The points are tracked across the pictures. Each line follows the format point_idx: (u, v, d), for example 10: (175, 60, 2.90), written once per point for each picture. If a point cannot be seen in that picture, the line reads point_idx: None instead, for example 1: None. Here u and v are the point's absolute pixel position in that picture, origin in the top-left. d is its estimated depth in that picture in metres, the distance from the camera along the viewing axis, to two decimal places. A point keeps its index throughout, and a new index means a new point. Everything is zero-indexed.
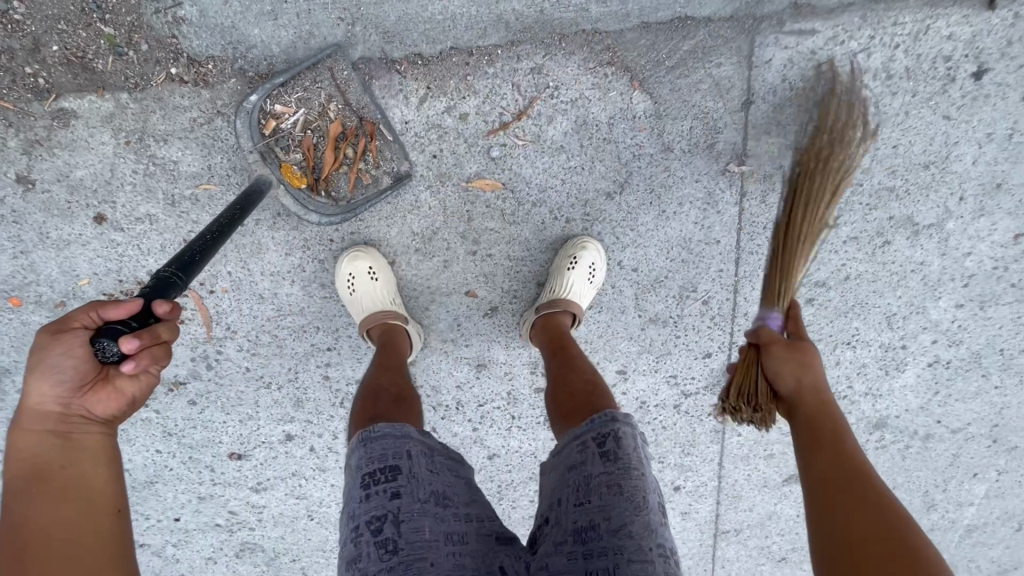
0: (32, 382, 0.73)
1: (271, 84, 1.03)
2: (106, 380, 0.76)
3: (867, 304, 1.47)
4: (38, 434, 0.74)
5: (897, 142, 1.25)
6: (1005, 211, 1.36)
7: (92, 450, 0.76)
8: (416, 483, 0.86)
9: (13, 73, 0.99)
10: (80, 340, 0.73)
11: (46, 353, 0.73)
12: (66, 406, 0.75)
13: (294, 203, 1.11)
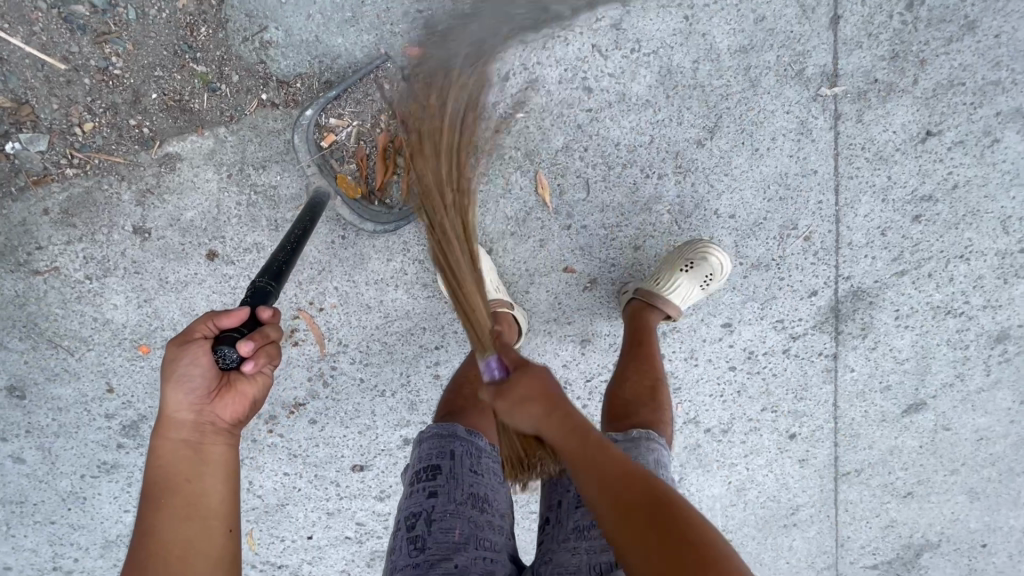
0: (170, 392, 0.76)
1: (325, 98, 1.05)
2: (230, 386, 0.78)
3: (979, 211, 1.39)
4: (177, 440, 0.77)
5: (999, 31, 1.18)
6: None
7: (219, 463, 0.78)
8: (455, 484, 0.85)
9: (119, 128, 1.03)
10: (206, 350, 0.75)
11: (178, 363, 0.75)
12: (198, 414, 0.77)
13: (350, 214, 1.12)
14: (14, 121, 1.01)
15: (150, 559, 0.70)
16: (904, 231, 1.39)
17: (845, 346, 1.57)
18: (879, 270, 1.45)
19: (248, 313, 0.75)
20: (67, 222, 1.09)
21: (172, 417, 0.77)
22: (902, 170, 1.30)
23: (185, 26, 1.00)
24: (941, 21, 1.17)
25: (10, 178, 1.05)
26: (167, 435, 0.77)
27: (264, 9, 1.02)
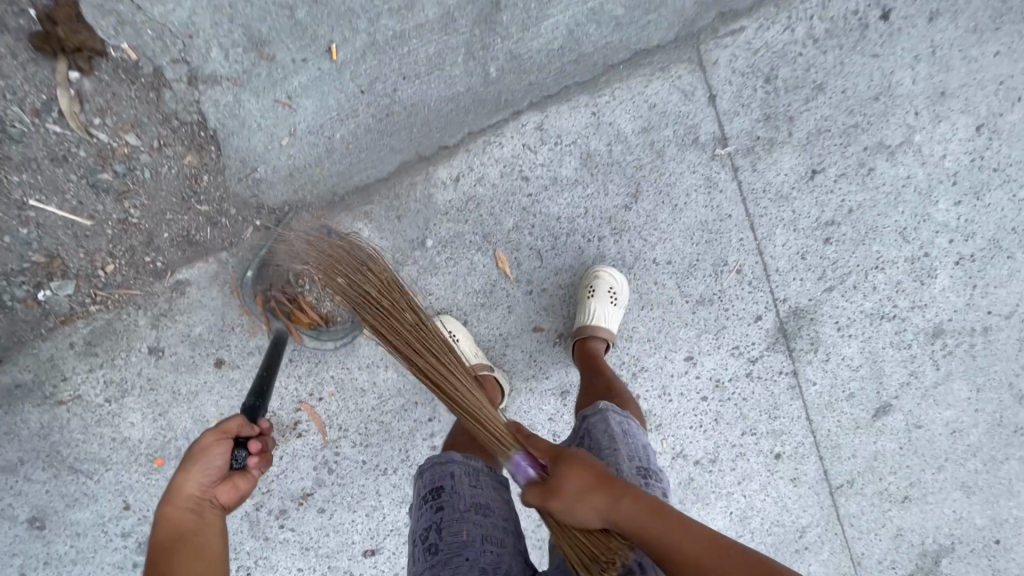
0: (188, 471, 0.85)
1: (246, 277, 1.24)
2: (236, 479, 0.89)
3: (878, 227, 1.63)
4: (177, 515, 0.83)
5: (843, 88, 1.45)
6: (958, 112, 1.55)
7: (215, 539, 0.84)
8: (458, 498, 0.95)
9: (137, 265, 1.22)
10: (223, 437, 0.88)
11: (203, 444, 0.86)
12: (205, 490, 0.85)
13: (312, 341, 1.34)
14: (48, 272, 1.18)
15: None
16: (820, 253, 1.61)
17: (801, 362, 1.73)
18: (810, 290, 1.65)
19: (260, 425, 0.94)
20: (91, 352, 1.24)
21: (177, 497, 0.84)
22: (802, 204, 1.54)
23: (190, 176, 1.19)
24: (810, 83, 1.42)
25: (41, 321, 1.21)
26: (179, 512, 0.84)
27: (254, 154, 1.22)
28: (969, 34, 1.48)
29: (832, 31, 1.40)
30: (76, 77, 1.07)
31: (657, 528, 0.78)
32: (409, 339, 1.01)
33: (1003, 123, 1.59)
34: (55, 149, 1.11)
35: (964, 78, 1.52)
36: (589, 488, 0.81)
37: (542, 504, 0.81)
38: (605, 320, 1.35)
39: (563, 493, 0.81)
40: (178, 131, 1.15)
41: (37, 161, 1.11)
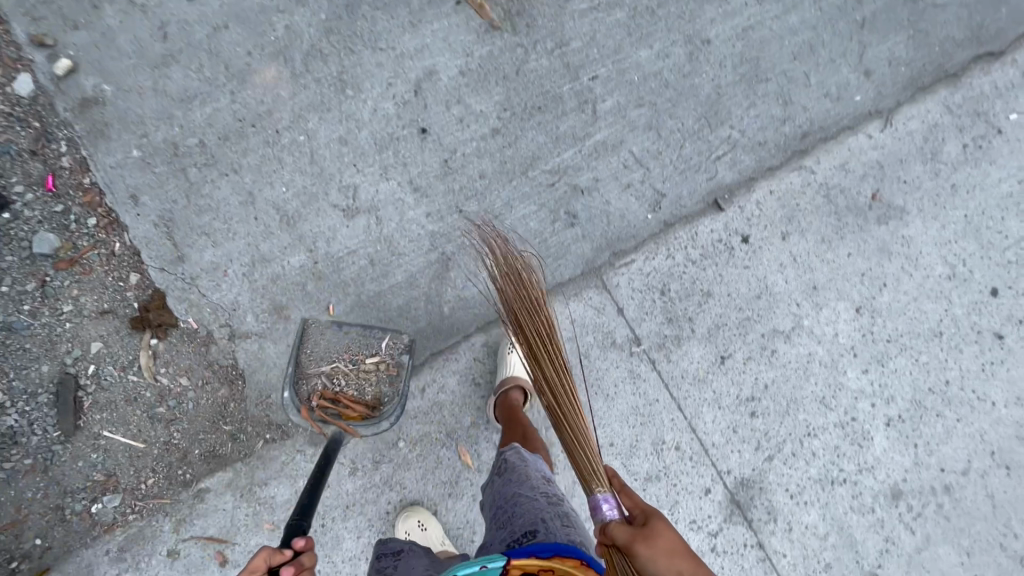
0: None
1: (290, 400, 1.53)
2: None
3: (798, 398, 1.87)
4: None
5: (729, 291, 1.84)
6: (834, 299, 1.91)
7: None
8: (411, 555, 1.27)
9: (171, 477, 1.54)
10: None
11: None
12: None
13: (370, 430, 1.55)
14: (103, 488, 1.51)
15: None
16: (751, 425, 1.84)
17: (764, 532, 1.82)
18: (751, 460, 1.83)
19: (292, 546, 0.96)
20: (122, 556, 1.50)
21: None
22: (720, 384, 1.83)
23: (222, 403, 1.57)
24: (700, 291, 1.83)
25: (89, 530, 1.50)
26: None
27: (270, 385, 1.58)
28: (821, 244, 1.91)
29: (707, 253, 1.83)
30: (155, 342, 1.55)
31: (693, 571, 0.98)
32: (564, 373, 1.32)
33: (879, 304, 1.94)
34: (130, 393, 1.54)
35: (829, 274, 1.92)
36: (674, 554, 0.98)
37: (628, 542, 1.00)
38: (518, 368, 1.62)
39: (650, 544, 0.99)
40: (217, 372, 1.57)
41: (116, 401, 1.53)
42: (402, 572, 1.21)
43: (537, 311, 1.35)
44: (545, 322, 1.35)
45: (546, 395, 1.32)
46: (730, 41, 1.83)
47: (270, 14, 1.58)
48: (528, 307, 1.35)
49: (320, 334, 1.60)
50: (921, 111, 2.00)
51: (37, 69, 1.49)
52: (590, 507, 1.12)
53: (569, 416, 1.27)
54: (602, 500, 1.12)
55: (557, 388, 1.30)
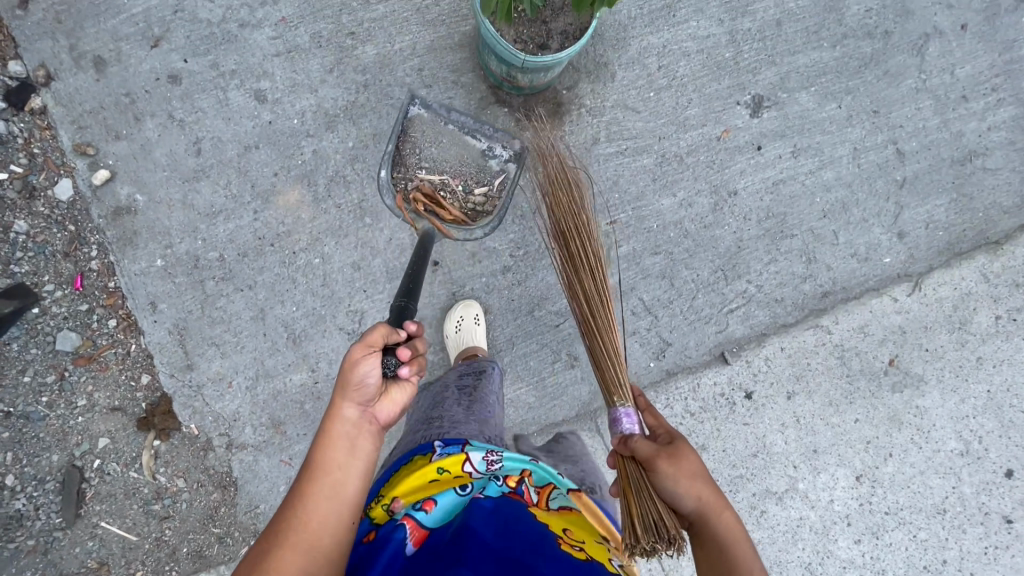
0: (347, 396, 1.06)
1: (383, 178, 1.64)
2: (389, 392, 1.11)
3: (782, 562, 1.84)
4: (339, 433, 1.05)
5: (724, 447, 1.82)
6: (834, 464, 1.87)
7: (361, 466, 1.05)
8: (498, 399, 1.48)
9: (158, 571, 1.63)
10: (373, 355, 1.05)
11: (355, 372, 1.04)
12: (368, 408, 1.08)
13: (465, 234, 1.68)
14: (95, 575, 1.60)
15: (301, 537, 0.96)
16: None
17: None
18: None
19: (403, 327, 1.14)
20: None
21: (339, 416, 1.06)
22: None
23: (212, 506, 1.64)
24: (694, 444, 1.80)
25: None
26: (320, 444, 1.04)
27: (259, 494, 1.64)
28: (827, 406, 1.87)
29: (706, 406, 1.81)
30: (157, 442, 1.63)
31: (710, 514, 1.08)
32: (599, 285, 1.42)
33: (881, 473, 1.89)
34: (130, 487, 1.62)
35: (832, 438, 1.87)
36: (695, 478, 1.09)
37: (651, 458, 1.12)
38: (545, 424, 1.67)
39: (672, 463, 1.10)
40: (212, 476, 1.64)
41: (115, 494, 1.61)
42: (483, 395, 1.44)
43: (586, 239, 1.45)
44: (591, 256, 1.43)
45: (580, 303, 1.44)
46: (757, 194, 1.79)
47: (299, 139, 1.62)
48: (576, 224, 1.45)
49: (433, 126, 1.65)
50: (955, 277, 1.91)
51: (78, 176, 1.57)
52: (610, 420, 1.28)
53: (599, 322, 1.39)
54: (624, 415, 1.27)
55: (590, 300, 1.41)
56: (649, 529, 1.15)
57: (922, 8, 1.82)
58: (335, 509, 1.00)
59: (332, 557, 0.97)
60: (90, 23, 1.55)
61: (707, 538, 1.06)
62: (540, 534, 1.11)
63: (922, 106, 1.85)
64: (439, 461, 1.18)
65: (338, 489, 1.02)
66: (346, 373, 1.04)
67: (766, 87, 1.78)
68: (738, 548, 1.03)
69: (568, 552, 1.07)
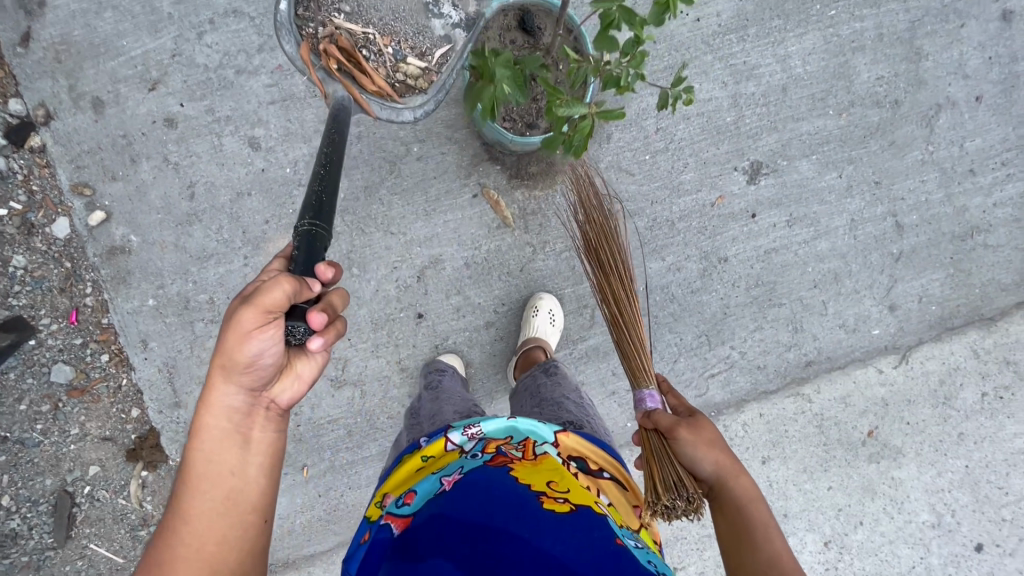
0: (229, 374, 0.92)
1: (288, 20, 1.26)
2: (289, 367, 0.97)
3: None
4: (224, 418, 0.94)
5: None
6: (803, 529, 1.89)
7: (260, 450, 0.96)
8: (452, 380, 1.54)
9: None
10: (257, 327, 0.88)
11: (239, 355, 0.89)
12: (262, 392, 0.95)
13: (387, 113, 1.40)
14: None
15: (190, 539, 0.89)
16: None
17: None
18: None
19: (313, 279, 0.95)
20: None
21: (218, 413, 0.94)
22: None
23: None
24: None
25: None
26: (202, 435, 0.93)
27: None
28: (801, 473, 1.88)
29: None
30: (145, 472, 1.69)
31: (728, 476, 1.13)
32: (625, 267, 1.46)
33: (849, 540, 1.91)
34: (118, 512, 1.69)
35: (803, 504, 1.89)
36: (713, 444, 1.15)
37: (672, 427, 1.18)
38: (536, 332, 1.64)
39: (693, 431, 1.17)
40: None
41: (104, 519, 1.69)
42: (445, 390, 1.48)
43: (604, 225, 1.47)
44: (616, 242, 1.46)
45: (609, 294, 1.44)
46: (748, 261, 1.78)
47: (291, 188, 1.64)
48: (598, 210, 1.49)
49: None
50: (944, 352, 1.89)
51: (75, 215, 1.60)
52: (636, 398, 1.33)
53: (629, 316, 1.42)
54: (648, 394, 1.32)
55: (619, 293, 1.43)
56: (670, 489, 1.23)
57: (934, 79, 1.77)
58: (230, 516, 0.92)
59: (235, 574, 0.90)
60: (89, 64, 1.57)
61: (724, 501, 1.11)
62: (522, 495, 1.04)
63: (927, 179, 1.81)
64: (425, 449, 1.21)
65: (235, 494, 0.93)
66: (226, 350, 0.89)
67: (766, 153, 1.75)
68: (753, 509, 1.07)
69: (551, 505, 1.03)
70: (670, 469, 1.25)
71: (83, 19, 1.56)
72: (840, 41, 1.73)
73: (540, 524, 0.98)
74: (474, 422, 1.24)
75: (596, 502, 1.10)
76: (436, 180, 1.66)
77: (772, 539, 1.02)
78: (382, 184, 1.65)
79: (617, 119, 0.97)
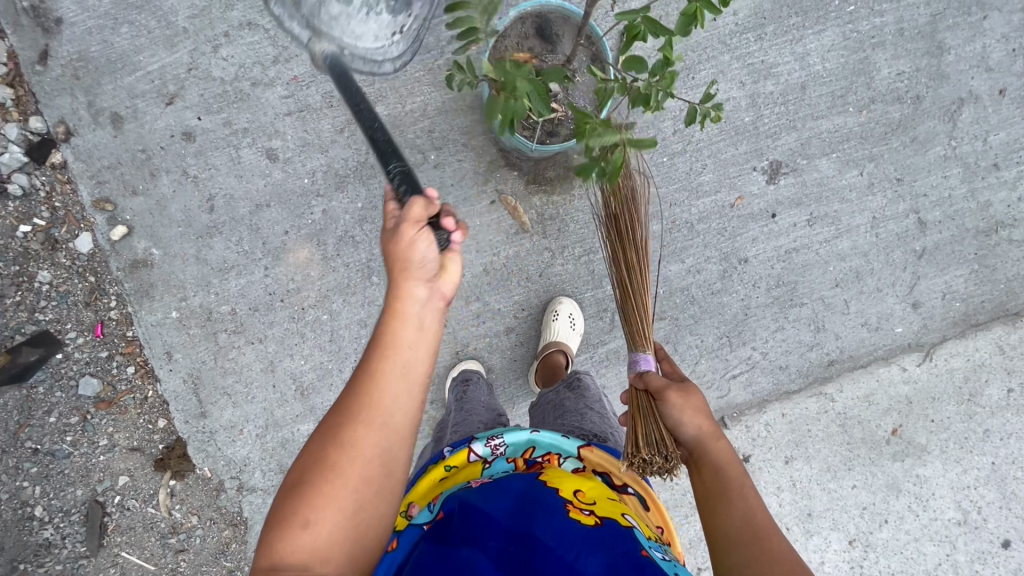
0: (401, 284, 0.88)
1: None
2: (445, 268, 0.92)
3: None
4: (404, 327, 0.88)
5: None
6: (827, 528, 1.88)
7: (417, 369, 0.89)
8: (476, 393, 1.48)
9: None
10: (419, 230, 0.88)
11: (410, 248, 0.88)
12: (437, 285, 0.91)
13: None
14: None
15: (332, 454, 0.83)
16: None
17: None
18: None
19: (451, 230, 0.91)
20: None
21: (405, 295, 0.89)
22: None
23: (224, 542, 1.73)
24: (689, 503, 1.85)
25: None
26: (387, 327, 0.88)
27: None
28: (824, 473, 1.87)
29: None
30: (173, 482, 1.71)
31: (709, 444, 1.07)
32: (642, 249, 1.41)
33: (874, 539, 1.89)
34: (147, 521, 1.71)
35: (827, 502, 1.88)
36: (699, 411, 1.10)
37: (659, 392, 1.13)
38: (557, 337, 1.63)
39: (681, 396, 1.11)
40: (224, 514, 1.73)
41: (135, 528, 1.71)
42: (470, 399, 1.45)
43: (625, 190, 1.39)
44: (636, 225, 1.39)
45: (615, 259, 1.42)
46: (768, 262, 1.76)
47: (309, 198, 1.64)
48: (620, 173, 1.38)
49: None
50: (969, 349, 1.87)
51: (97, 230, 1.62)
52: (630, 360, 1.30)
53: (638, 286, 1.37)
54: (644, 358, 1.29)
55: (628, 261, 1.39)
56: (652, 444, 1.19)
57: (955, 72, 1.75)
58: (393, 412, 0.86)
59: (363, 493, 0.83)
60: (108, 80, 1.58)
61: (702, 464, 1.06)
62: (548, 502, 1.03)
63: (949, 174, 1.78)
64: (449, 459, 1.18)
65: (410, 369, 0.88)
66: (396, 254, 0.89)
67: (785, 152, 1.73)
68: (729, 472, 1.03)
69: (578, 517, 1.01)
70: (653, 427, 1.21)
71: (100, 35, 1.58)
72: (859, 37, 1.72)
73: (566, 533, 0.96)
74: (497, 433, 1.21)
75: (622, 514, 1.06)
76: (453, 187, 1.66)
77: (744, 499, 0.98)
78: None
79: (648, 147, 0.99)
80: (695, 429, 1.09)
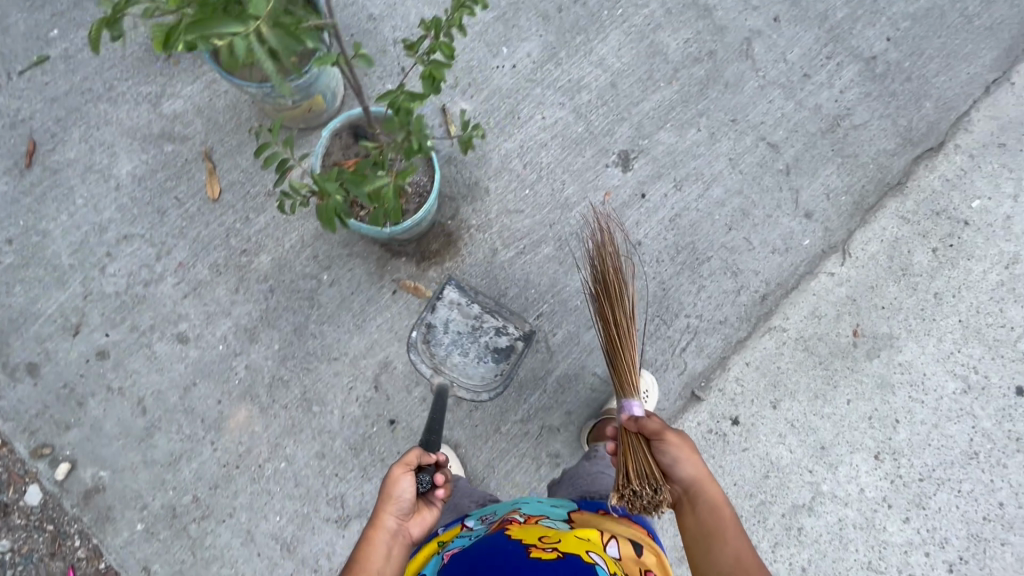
0: (388, 507, 1.15)
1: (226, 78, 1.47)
2: (418, 510, 1.20)
3: (842, 571, 1.77)
4: (380, 538, 1.13)
5: (734, 480, 1.80)
6: (847, 453, 1.83)
7: (391, 566, 1.12)
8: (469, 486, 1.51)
9: None
10: (410, 472, 1.19)
11: (396, 484, 1.16)
12: (403, 523, 1.16)
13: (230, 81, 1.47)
14: None
15: None
16: None
17: None
18: None
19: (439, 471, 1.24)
20: None
21: (380, 525, 1.15)
22: None
23: None
24: None
25: None
26: (369, 537, 1.13)
27: None
28: (815, 402, 1.85)
29: (701, 448, 1.80)
30: None
31: (704, 484, 1.17)
32: (630, 313, 1.48)
33: (897, 444, 1.84)
34: None
35: (834, 428, 1.84)
36: (692, 453, 1.20)
37: (657, 431, 1.22)
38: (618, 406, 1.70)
39: (675, 437, 1.21)
40: None
41: None
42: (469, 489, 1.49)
43: (612, 256, 1.52)
44: (623, 299, 1.47)
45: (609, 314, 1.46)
46: (660, 236, 1.86)
47: (230, 361, 1.71)
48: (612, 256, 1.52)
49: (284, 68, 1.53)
50: (878, 231, 1.95)
51: (42, 477, 1.64)
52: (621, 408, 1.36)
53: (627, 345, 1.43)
54: (632, 404, 1.37)
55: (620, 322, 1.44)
56: (647, 479, 1.23)
57: (730, 21, 1.98)
58: None
59: None
60: (15, 337, 1.69)
61: (696, 507, 1.15)
62: (514, 545, 1.06)
63: (772, 98, 1.96)
64: (441, 533, 1.24)
65: None
66: (392, 483, 1.16)
67: (626, 141, 1.90)
68: (724, 513, 1.11)
69: (539, 554, 1.03)
70: (647, 463, 1.26)
71: None
72: (638, 29, 1.95)
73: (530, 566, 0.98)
74: (488, 511, 1.30)
75: (588, 551, 1.07)
76: (354, 295, 1.76)
77: (737, 537, 1.08)
78: (309, 320, 1.74)
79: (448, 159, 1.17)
80: (692, 472, 1.18)
